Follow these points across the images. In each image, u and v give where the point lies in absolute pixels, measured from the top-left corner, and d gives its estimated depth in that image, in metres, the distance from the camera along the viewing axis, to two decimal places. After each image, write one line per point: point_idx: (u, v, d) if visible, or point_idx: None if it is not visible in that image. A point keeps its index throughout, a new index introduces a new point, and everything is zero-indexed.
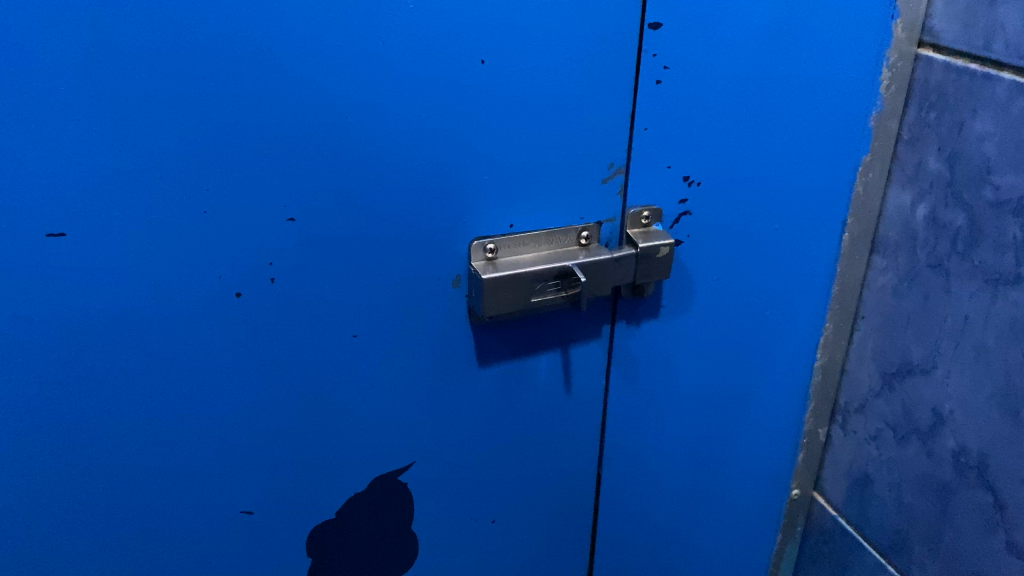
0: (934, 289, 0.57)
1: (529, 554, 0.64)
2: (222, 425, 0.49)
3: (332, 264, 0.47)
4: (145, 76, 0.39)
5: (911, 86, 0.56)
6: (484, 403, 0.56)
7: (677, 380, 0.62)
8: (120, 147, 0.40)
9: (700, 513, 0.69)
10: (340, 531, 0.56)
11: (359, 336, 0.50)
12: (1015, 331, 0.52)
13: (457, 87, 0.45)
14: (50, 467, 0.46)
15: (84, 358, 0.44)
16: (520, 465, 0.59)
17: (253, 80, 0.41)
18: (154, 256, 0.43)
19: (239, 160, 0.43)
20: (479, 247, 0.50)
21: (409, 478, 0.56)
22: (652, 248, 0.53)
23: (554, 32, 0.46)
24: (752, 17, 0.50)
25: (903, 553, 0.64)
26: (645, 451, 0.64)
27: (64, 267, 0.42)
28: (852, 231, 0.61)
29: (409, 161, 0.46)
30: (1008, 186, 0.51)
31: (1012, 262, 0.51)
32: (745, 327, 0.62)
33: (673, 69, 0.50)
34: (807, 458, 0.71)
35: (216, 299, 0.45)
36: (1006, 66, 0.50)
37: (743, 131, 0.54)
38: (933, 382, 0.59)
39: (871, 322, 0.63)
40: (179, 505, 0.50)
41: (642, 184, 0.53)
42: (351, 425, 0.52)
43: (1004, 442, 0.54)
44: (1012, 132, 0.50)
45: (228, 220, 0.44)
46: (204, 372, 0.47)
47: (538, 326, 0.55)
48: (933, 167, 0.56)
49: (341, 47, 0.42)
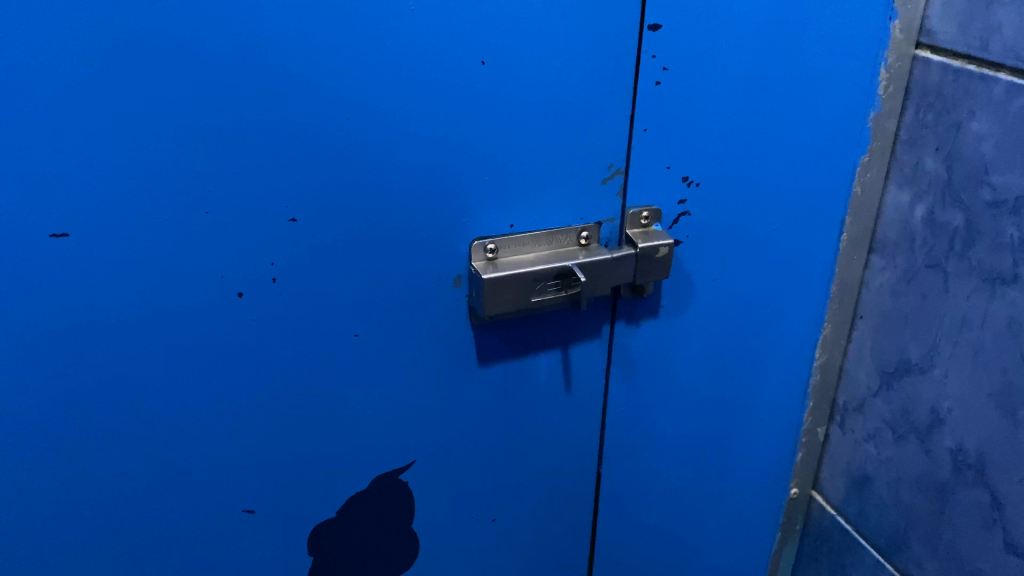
0: (932, 289, 0.58)
1: (529, 551, 0.64)
2: (224, 424, 0.49)
3: (333, 264, 0.47)
4: (148, 78, 0.40)
5: (909, 87, 0.57)
6: (484, 402, 0.56)
7: (676, 379, 0.62)
8: (123, 149, 0.41)
9: (699, 511, 0.70)
10: (341, 529, 0.56)
11: (361, 336, 0.50)
12: (1013, 330, 0.52)
13: (457, 89, 0.45)
14: (54, 465, 0.46)
15: (87, 357, 0.45)
16: (520, 463, 0.60)
17: (254, 83, 0.41)
18: (156, 257, 0.44)
19: (240, 161, 0.43)
20: (480, 247, 0.50)
21: (410, 477, 0.56)
22: (652, 248, 0.53)
23: (553, 33, 0.46)
24: (752, 18, 0.50)
25: (902, 551, 0.64)
26: (645, 449, 0.64)
27: (66, 267, 0.42)
28: (851, 230, 0.61)
29: (409, 161, 0.46)
30: (1005, 186, 0.51)
31: (1009, 262, 0.52)
32: (744, 327, 0.62)
33: (672, 70, 0.50)
34: (805, 456, 0.72)
35: (218, 299, 0.46)
36: (1003, 67, 0.50)
37: (742, 131, 0.54)
38: (931, 381, 0.59)
39: (870, 321, 0.64)
40: (181, 503, 0.50)
41: (642, 185, 0.53)
42: (352, 424, 0.53)
43: (1001, 440, 0.54)
44: (1009, 133, 0.50)
45: (229, 221, 0.44)
46: (205, 371, 0.47)
47: (537, 325, 0.55)
48: (931, 167, 0.56)
49: (341, 49, 0.42)
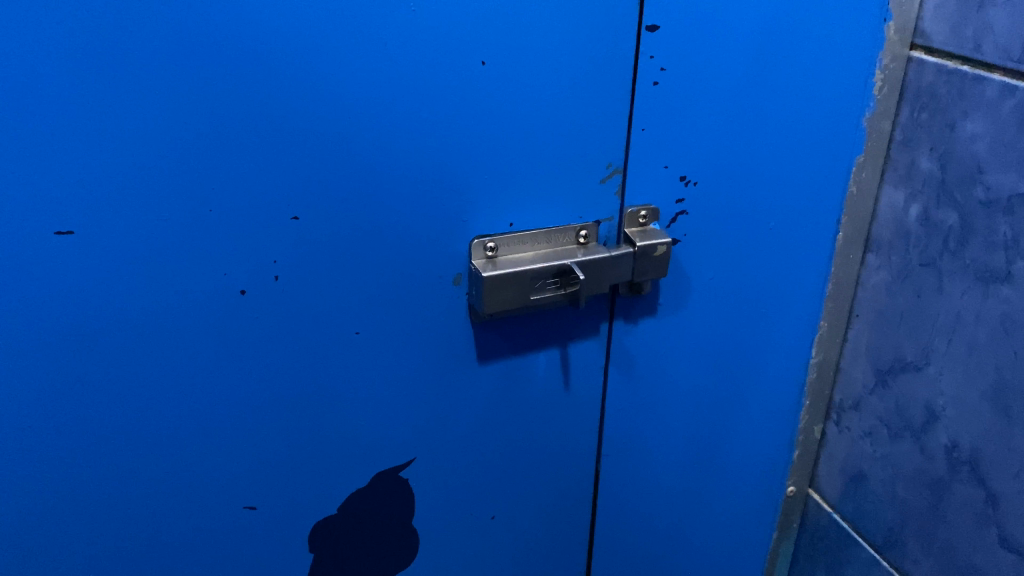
0: (927, 287, 0.58)
1: (528, 550, 0.64)
2: (226, 422, 0.50)
3: (335, 263, 0.48)
4: (151, 77, 0.40)
5: (904, 87, 0.57)
6: (483, 400, 0.57)
7: (674, 377, 0.62)
8: (127, 148, 0.41)
9: (697, 510, 0.70)
10: (342, 528, 0.57)
11: (361, 334, 0.51)
12: (1006, 327, 0.53)
13: (457, 88, 0.46)
14: (57, 462, 0.47)
15: (90, 354, 0.45)
16: (518, 461, 0.60)
17: (256, 82, 0.42)
18: (160, 256, 0.44)
19: (243, 161, 0.43)
20: (480, 245, 0.51)
21: (411, 474, 0.57)
22: (650, 246, 0.54)
23: (553, 36, 0.47)
24: (747, 20, 0.51)
25: (897, 548, 0.65)
26: (642, 448, 0.64)
27: (72, 265, 0.43)
28: (846, 230, 0.62)
29: (409, 160, 0.47)
30: (999, 185, 0.52)
31: (1003, 260, 0.52)
32: (741, 326, 0.63)
33: (670, 71, 0.50)
34: (802, 454, 0.72)
35: (221, 297, 0.46)
36: (996, 68, 0.51)
37: (738, 131, 0.54)
38: (926, 378, 0.60)
39: (865, 319, 0.64)
40: (183, 501, 0.51)
41: (639, 184, 0.54)
42: (352, 422, 0.53)
43: (995, 436, 0.55)
44: (1002, 132, 0.51)
45: (233, 219, 0.45)
46: (207, 369, 0.48)
47: (536, 324, 0.56)
48: (925, 167, 0.57)
49: (343, 47, 0.43)
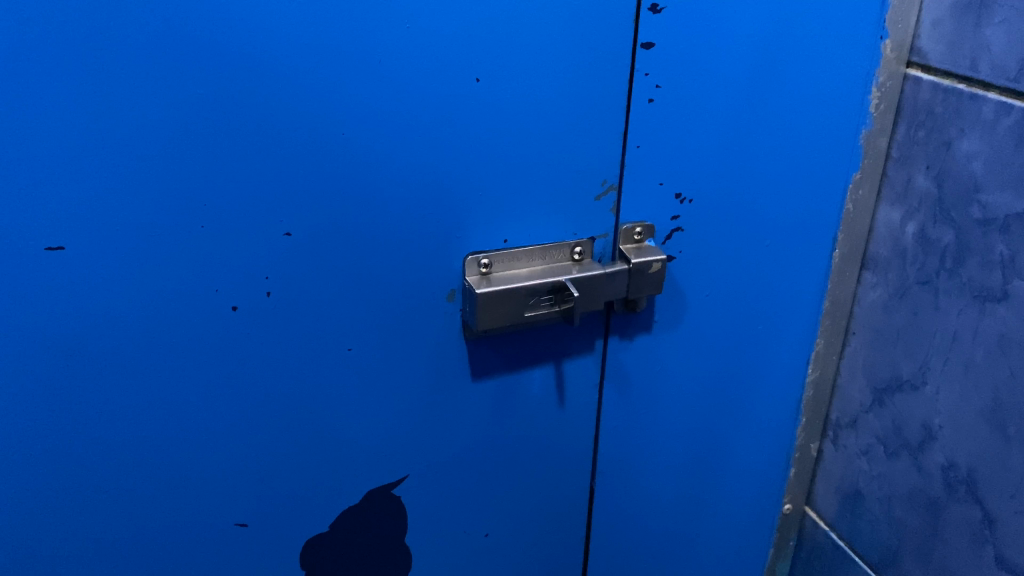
0: (923, 306, 0.58)
1: (521, 567, 0.64)
2: (216, 438, 0.49)
3: (327, 279, 0.48)
4: (141, 92, 0.40)
5: (900, 105, 0.57)
6: (477, 416, 0.56)
7: (669, 393, 0.62)
8: (117, 162, 0.41)
9: (691, 527, 0.70)
10: (333, 545, 0.56)
11: (354, 350, 0.50)
12: (1003, 346, 0.53)
13: (451, 103, 0.46)
14: (45, 478, 0.46)
15: (80, 370, 0.44)
16: (511, 476, 0.60)
17: (252, 100, 0.42)
18: (151, 270, 0.44)
19: (236, 178, 0.43)
20: (474, 261, 0.51)
21: (404, 491, 0.56)
22: (645, 264, 0.54)
23: (547, 51, 0.47)
24: (740, 37, 0.51)
25: (894, 567, 0.64)
26: (637, 464, 0.64)
27: (62, 280, 0.42)
28: (843, 248, 0.62)
29: (403, 176, 0.47)
30: (995, 204, 0.51)
31: (999, 279, 0.52)
32: (736, 342, 0.62)
33: (665, 88, 0.50)
34: (798, 472, 0.72)
35: (212, 313, 0.46)
36: (993, 87, 0.51)
37: (732, 148, 0.54)
38: (922, 398, 0.59)
39: (862, 337, 0.64)
40: (171, 517, 0.50)
41: (634, 201, 0.53)
42: (343, 438, 0.53)
43: (992, 457, 0.55)
44: (999, 151, 0.51)
45: (225, 235, 0.44)
46: (195, 385, 0.47)
47: (530, 340, 0.55)
48: (922, 184, 0.57)
49: (338, 61, 0.43)
